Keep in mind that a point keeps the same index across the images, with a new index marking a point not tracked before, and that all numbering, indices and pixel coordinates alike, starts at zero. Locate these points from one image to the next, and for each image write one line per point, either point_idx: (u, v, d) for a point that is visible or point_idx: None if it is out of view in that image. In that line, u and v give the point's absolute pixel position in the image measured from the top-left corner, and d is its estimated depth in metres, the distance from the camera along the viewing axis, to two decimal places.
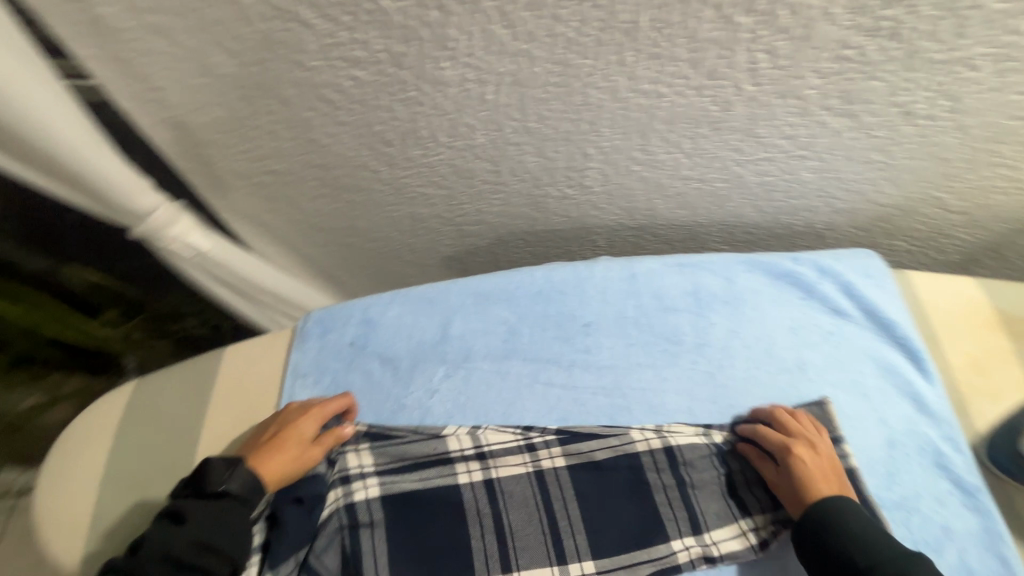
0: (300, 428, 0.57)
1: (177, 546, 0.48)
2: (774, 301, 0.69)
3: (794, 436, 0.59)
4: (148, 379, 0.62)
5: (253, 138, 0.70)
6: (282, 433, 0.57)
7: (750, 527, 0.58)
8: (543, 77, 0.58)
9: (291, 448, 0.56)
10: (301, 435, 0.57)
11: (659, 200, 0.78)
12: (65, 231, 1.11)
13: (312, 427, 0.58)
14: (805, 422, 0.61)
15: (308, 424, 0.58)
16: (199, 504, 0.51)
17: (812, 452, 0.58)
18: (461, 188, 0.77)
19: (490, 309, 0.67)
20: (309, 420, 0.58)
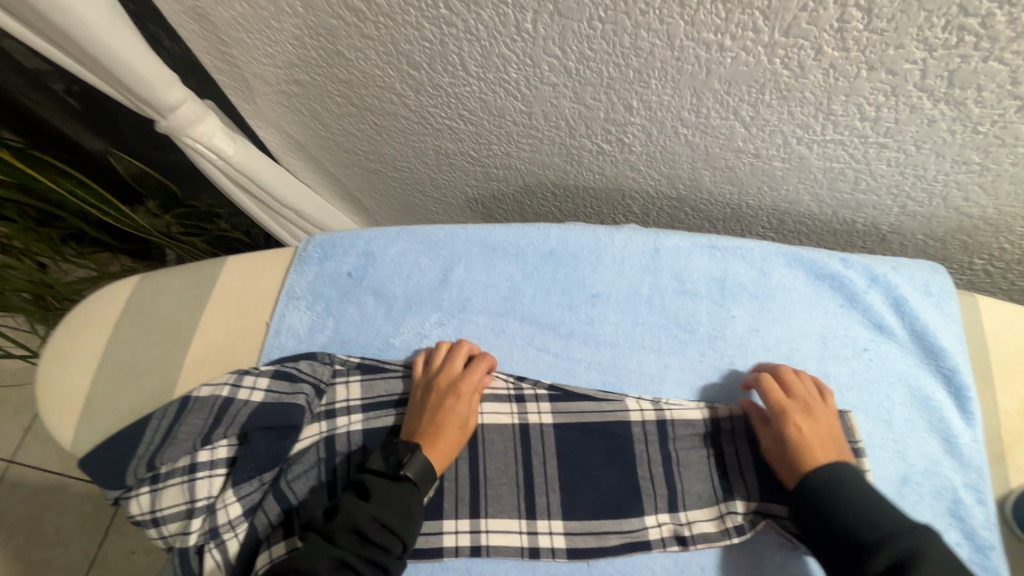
0: (460, 408, 0.55)
1: (362, 519, 0.48)
2: (808, 303, 0.62)
3: (792, 396, 0.55)
4: (151, 276, 0.63)
5: (278, 42, 0.66)
6: (434, 417, 0.54)
7: (728, 511, 0.55)
8: (588, 10, 0.50)
9: (453, 435, 0.54)
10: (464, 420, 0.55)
11: (705, 171, 0.70)
12: (112, 117, 1.13)
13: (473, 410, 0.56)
14: (808, 385, 0.56)
15: (465, 408, 0.55)
16: (381, 481, 0.50)
17: (810, 421, 0.53)
18: (490, 126, 0.71)
19: (496, 262, 0.64)
20: (466, 398, 0.55)
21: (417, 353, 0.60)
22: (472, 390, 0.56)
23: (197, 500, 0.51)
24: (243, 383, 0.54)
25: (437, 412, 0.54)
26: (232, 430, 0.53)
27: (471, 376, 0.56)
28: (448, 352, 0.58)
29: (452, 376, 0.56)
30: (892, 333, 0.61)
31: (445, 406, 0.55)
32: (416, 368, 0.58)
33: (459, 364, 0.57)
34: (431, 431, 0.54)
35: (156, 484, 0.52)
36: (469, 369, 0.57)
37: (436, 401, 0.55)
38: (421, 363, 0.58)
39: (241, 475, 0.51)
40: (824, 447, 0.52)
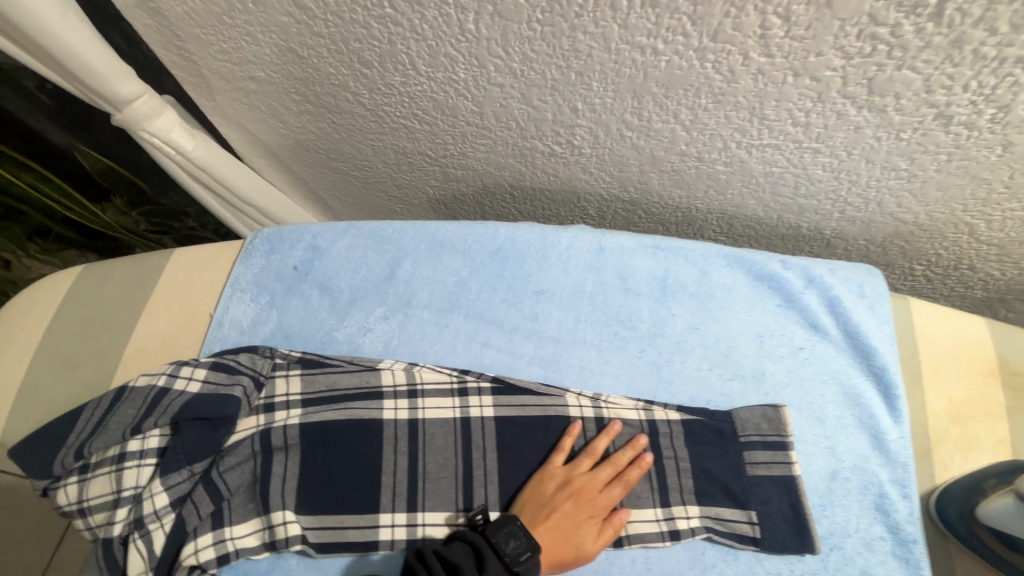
0: (586, 522, 0.53)
1: None
2: (746, 303, 0.64)
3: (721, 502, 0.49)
4: (96, 266, 0.63)
5: (232, 38, 0.66)
6: (557, 523, 0.53)
7: (665, 516, 0.56)
8: (526, 12, 0.52)
9: (568, 549, 0.52)
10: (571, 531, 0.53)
11: (653, 174, 0.71)
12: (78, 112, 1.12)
13: (604, 533, 0.53)
14: None
15: (590, 526, 0.53)
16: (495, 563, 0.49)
17: None
18: (444, 126, 0.72)
19: (443, 258, 0.64)
20: (597, 515, 0.54)
21: (565, 435, 0.57)
22: (607, 508, 0.54)
23: (123, 490, 0.50)
24: (179, 374, 0.54)
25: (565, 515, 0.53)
26: (162, 420, 0.52)
27: (610, 493, 0.54)
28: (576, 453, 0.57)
29: (586, 480, 0.55)
30: (827, 333, 0.63)
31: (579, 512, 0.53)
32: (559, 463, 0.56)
33: (603, 473, 0.55)
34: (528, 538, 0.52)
35: (85, 474, 0.52)
36: (596, 471, 0.55)
37: (568, 509, 0.53)
38: (561, 458, 0.56)
39: (169, 466, 0.51)
40: None
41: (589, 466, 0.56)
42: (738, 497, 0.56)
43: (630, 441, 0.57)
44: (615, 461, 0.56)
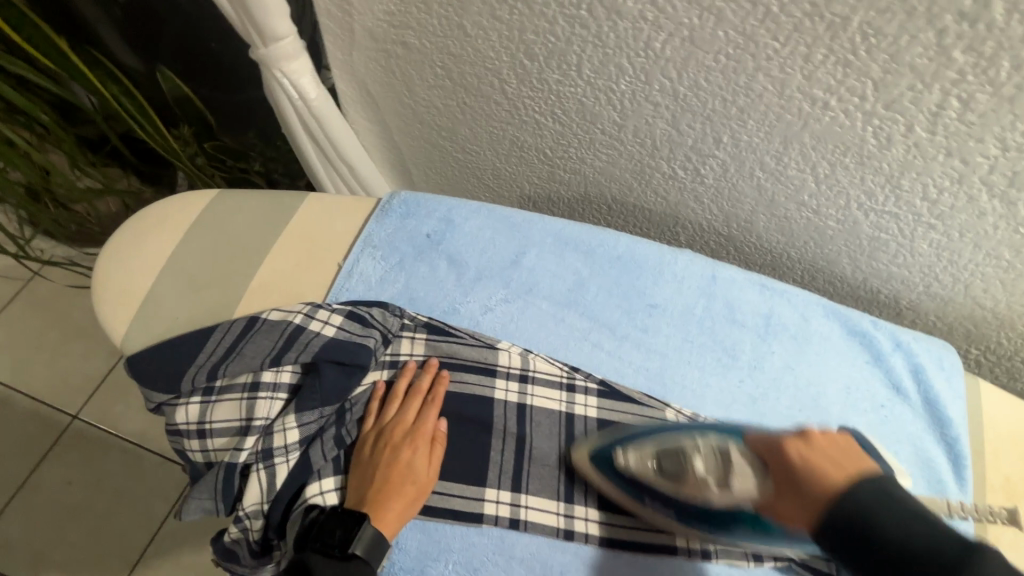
0: (426, 460, 0.53)
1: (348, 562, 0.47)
2: (839, 355, 0.67)
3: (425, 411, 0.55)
4: (232, 193, 0.63)
5: (405, 2, 0.68)
6: (384, 469, 0.52)
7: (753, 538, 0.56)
8: (719, 44, 0.55)
9: (411, 489, 0.51)
10: (421, 472, 0.52)
11: (763, 216, 0.75)
12: None
13: (438, 461, 0.54)
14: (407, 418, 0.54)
15: (423, 457, 0.53)
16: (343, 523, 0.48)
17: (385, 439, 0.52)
18: (576, 129, 0.75)
19: (566, 255, 0.67)
20: (424, 447, 0.53)
21: (420, 377, 0.57)
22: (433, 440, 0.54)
23: (254, 418, 0.51)
24: (316, 316, 0.55)
25: (380, 459, 0.52)
26: (302, 357, 0.53)
27: (397, 428, 0.53)
28: (405, 399, 0.56)
29: (404, 422, 0.54)
30: (907, 396, 0.67)
31: (392, 456, 0.52)
32: (393, 405, 0.55)
33: (413, 409, 0.55)
34: (390, 485, 0.51)
35: (210, 396, 0.52)
36: (413, 411, 0.55)
37: (383, 455, 0.52)
38: (413, 402, 0.55)
39: (305, 404, 0.51)
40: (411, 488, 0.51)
41: (399, 404, 0.55)
42: None
43: (422, 372, 0.58)
44: (414, 391, 0.56)
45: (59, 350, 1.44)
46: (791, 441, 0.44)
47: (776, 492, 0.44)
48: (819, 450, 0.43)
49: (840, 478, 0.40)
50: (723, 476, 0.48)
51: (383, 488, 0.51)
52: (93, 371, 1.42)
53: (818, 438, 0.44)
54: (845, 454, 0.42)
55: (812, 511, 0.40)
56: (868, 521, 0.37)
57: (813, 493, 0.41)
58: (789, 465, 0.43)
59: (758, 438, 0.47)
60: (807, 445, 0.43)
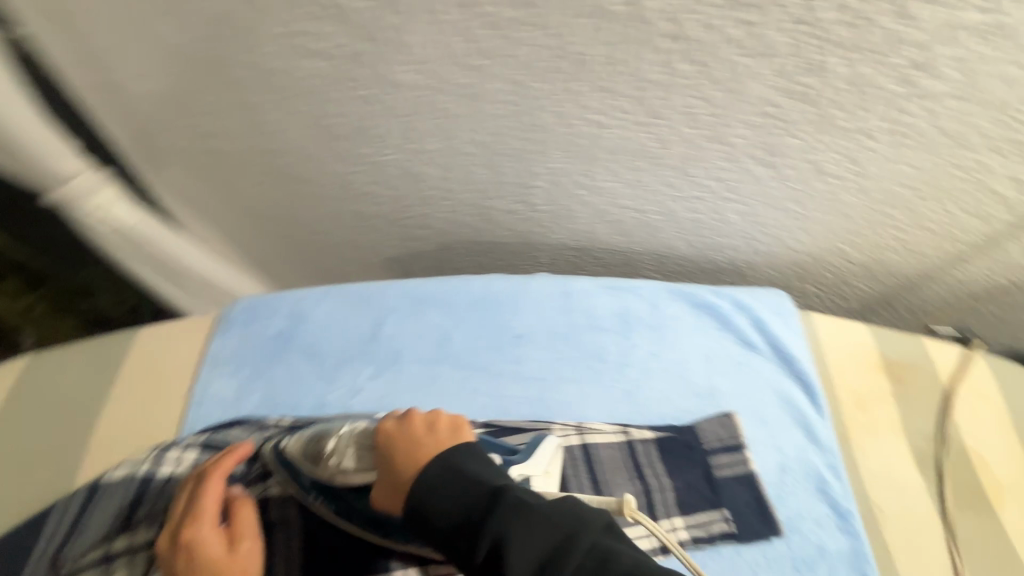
0: (215, 544, 0.46)
1: None
2: (694, 329, 0.74)
3: (196, 481, 0.49)
4: (50, 353, 0.60)
5: (194, 115, 0.68)
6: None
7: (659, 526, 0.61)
8: (497, 95, 0.60)
9: None
10: (216, 558, 0.45)
11: (600, 225, 0.81)
12: None
13: (242, 535, 0.47)
14: (185, 503, 0.49)
15: (218, 541, 0.46)
16: None
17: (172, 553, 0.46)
18: (409, 190, 0.78)
19: (425, 313, 0.68)
20: (214, 528, 0.47)
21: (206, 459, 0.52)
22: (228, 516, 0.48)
23: None
24: (162, 461, 0.53)
25: (175, 573, 0.45)
26: (155, 508, 0.51)
27: (180, 525, 0.47)
28: (185, 491, 0.50)
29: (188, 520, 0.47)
30: (759, 349, 0.74)
31: (186, 558, 0.45)
32: (175, 505, 0.49)
33: (191, 497, 0.49)
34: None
35: None
36: (195, 499, 0.48)
37: (176, 564, 0.45)
38: (192, 487, 0.49)
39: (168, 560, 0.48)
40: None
41: (179, 501, 0.49)
42: (711, 498, 0.64)
43: (218, 451, 0.53)
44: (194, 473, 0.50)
45: None
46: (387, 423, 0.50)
47: (370, 470, 0.49)
48: (398, 431, 0.48)
49: (410, 466, 0.45)
50: (343, 455, 0.51)
51: None
52: None
53: (412, 419, 0.49)
54: (422, 435, 0.48)
55: (397, 497, 0.46)
56: (422, 500, 0.43)
57: (393, 478, 0.46)
58: (376, 448, 0.48)
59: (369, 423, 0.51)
60: (396, 430, 0.48)
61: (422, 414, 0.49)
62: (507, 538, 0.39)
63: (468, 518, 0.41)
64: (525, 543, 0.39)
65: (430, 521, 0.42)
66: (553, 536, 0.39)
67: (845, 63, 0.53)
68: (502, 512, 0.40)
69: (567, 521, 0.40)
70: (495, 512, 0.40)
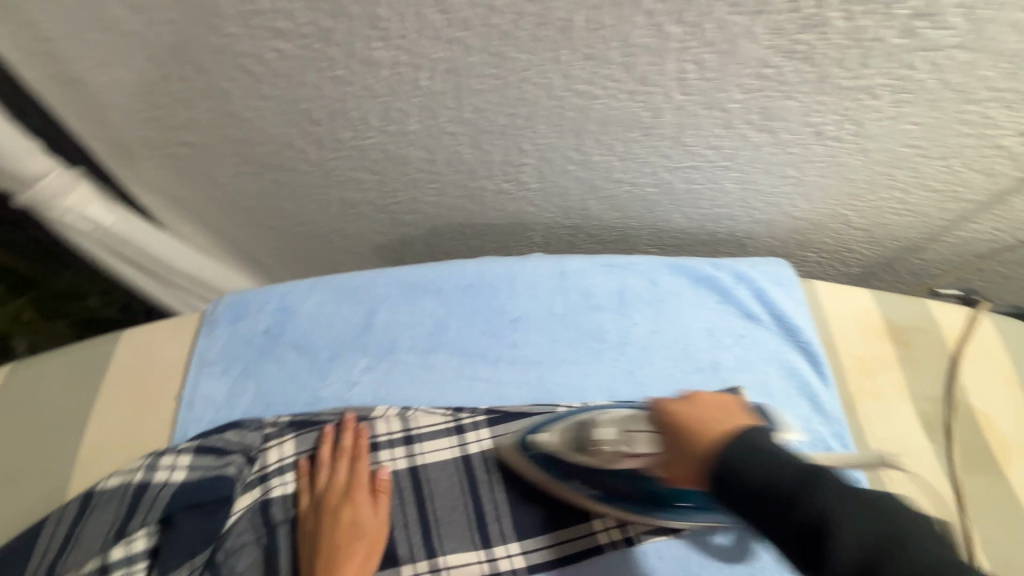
0: (370, 514, 0.54)
1: None
2: (694, 304, 0.72)
3: (348, 455, 0.56)
4: (27, 362, 0.57)
5: (164, 106, 0.65)
6: (331, 534, 0.52)
7: None
8: (478, 68, 0.57)
9: (365, 545, 0.53)
10: (371, 525, 0.54)
11: (593, 201, 0.79)
12: None
13: (384, 509, 0.55)
14: (337, 471, 0.55)
15: (368, 510, 0.54)
16: None
17: (330, 514, 0.53)
18: (394, 175, 0.75)
19: (418, 301, 0.66)
20: (366, 499, 0.55)
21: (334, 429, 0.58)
22: (374, 489, 0.56)
23: None
24: (159, 465, 0.51)
25: (328, 530, 0.52)
26: (152, 517, 0.50)
27: (335, 490, 0.54)
28: (331, 462, 0.56)
29: (341, 488, 0.54)
30: (760, 320, 0.73)
31: (342, 518, 0.53)
32: (320, 472, 0.55)
33: (342, 467, 0.55)
34: (329, 544, 0.52)
35: None
36: (349, 471, 0.55)
37: (328, 524, 0.52)
38: (340, 458, 0.56)
39: (170, 564, 0.49)
40: (364, 545, 0.53)
41: (326, 471, 0.55)
42: None
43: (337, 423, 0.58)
44: (339, 446, 0.57)
45: None
46: (677, 404, 0.49)
47: (669, 451, 0.48)
48: (695, 410, 0.47)
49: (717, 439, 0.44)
50: (631, 442, 0.50)
51: (333, 553, 0.51)
52: None
53: (701, 401, 0.48)
54: (725, 413, 0.47)
55: (695, 472, 0.45)
56: (739, 469, 0.41)
57: (693, 452, 0.45)
58: (674, 425, 0.47)
59: (660, 405, 0.50)
60: (693, 406, 0.48)
61: (709, 396, 0.49)
62: (834, 511, 0.37)
63: (788, 490, 0.39)
64: (849, 521, 0.37)
65: (747, 492, 0.40)
66: (873, 537, 0.36)
67: (845, 18, 0.50)
68: (833, 488, 0.38)
69: (845, 505, 0.37)
70: (820, 487, 0.38)
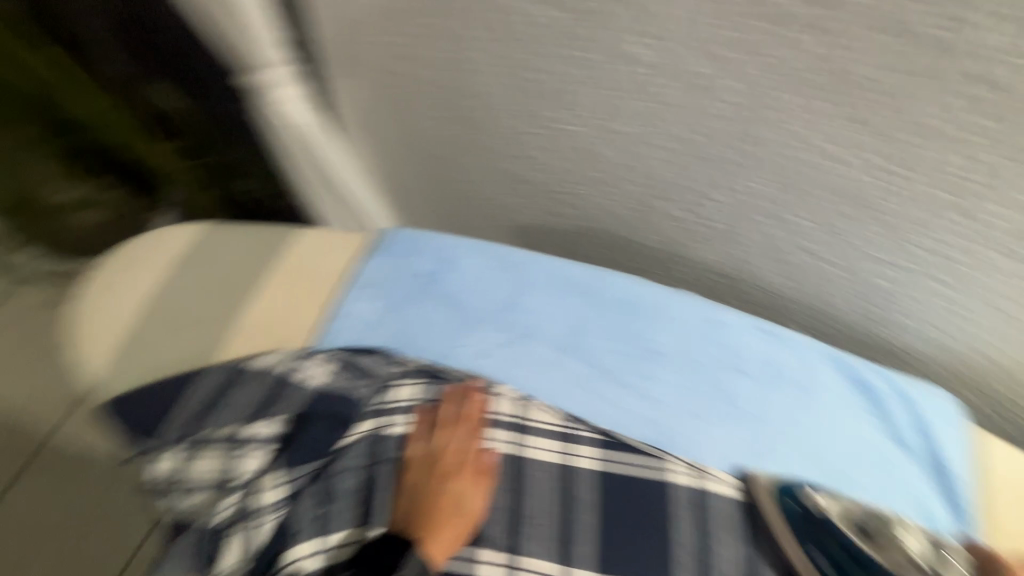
0: (473, 492, 0.55)
1: None
2: (845, 406, 0.65)
3: (467, 427, 0.57)
4: (220, 230, 0.65)
5: (404, 36, 0.68)
6: (436, 498, 0.53)
7: None
8: (724, 92, 0.55)
9: (461, 520, 0.53)
10: (470, 503, 0.54)
11: (765, 261, 0.74)
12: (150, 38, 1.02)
13: (486, 492, 0.55)
14: (456, 440, 0.56)
15: (473, 488, 0.55)
16: None
17: (439, 479, 0.54)
18: (577, 168, 0.74)
19: (568, 297, 0.65)
20: (473, 477, 0.55)
21: (462, 399, 0.57)
22: (482, 470, 0.56)
23: (235, 473, 0.53)
24: (303, 363, 0.57)
25: (434, 493, 0.53)
26: (287, 408, 0.55)
27: (450, 457, 0.55)
28: (451, 428, 0.57)
29: (456, 457, 0.55)
30: (914, 452, 0.64)
31: (450, 487, 0.54)
32: (439, 435, 0.56)
33: (460, 438, 0.56)
34: (431, 511, 0.53)
35: (190, 444, 0.54)
36: (467, 444, 0.56)
37: (435, 487, 0.53)
38: (460, 427, 0.56)
39: (297, 458, 0.54)
40: (460, 518, 0.53)
41: (445, 436, 0.56)
42: None
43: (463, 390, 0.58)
44: (464, 415, 0.57)
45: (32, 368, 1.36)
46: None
47: None
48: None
49: None
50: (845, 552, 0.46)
51: (433, 516, 0.52)
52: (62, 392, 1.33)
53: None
54: None
55: None
56: None
57: None
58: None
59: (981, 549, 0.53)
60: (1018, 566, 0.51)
61: None
62: None
63: None
64: None
65: None
66: None
67: None
68: None
69: None
70: None
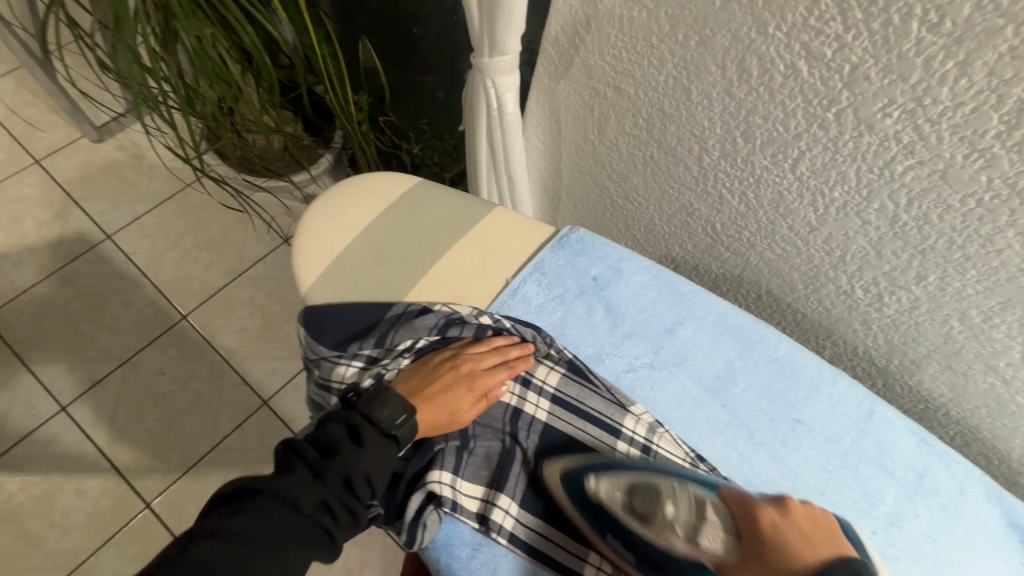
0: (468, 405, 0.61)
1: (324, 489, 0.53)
2: (994, 547, 0.60)
3: (501, 359, 0.63)
4: (431, 186, 0.71)
5: (638, 54, 0.71)
6: (442, 390, 0.61)
7: None
8: (975, 189, 0.51)
9: (446, 415, 0.61)
10: (461, 410, 0.61)
11: (936, 365, 0.69)
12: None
13: (477, 410, 0.62)
14: (484, 359, 0.63)
15: (470, 403, 0.61)
16: (353, 444, 0.55)
17: (455, 373, 0.62)
18: (759, 218, 0.73)
19: (723, 339, 0.66)
20: (477, 394, 0.61)
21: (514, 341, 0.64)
22: (485, 394, 0.62)
23: None
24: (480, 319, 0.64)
25: (445, 382, 0.61)
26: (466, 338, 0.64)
27: (474, 369, 0.62)
28: (491, 350, 0.64)
29: (476, 370, 0.62)
30: None
31: (458, 387, 0.61)
32: (478, 348, 0.64)
33: (490, 363, 0.63)
34: (443, 386, 0.61)
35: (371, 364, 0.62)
36: (492, 371, 0.62)
37: (449, 380, 0.61)
38: (496, 355, 0.63)
39: None
40: (447, 413, 0.61)
41: (481, 350, 0.63)
42: None
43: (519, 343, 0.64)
44: (506, 350, 0.63)
45: (190, 254, 1.56)
46: None
47: None
48: None
49: None
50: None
51: (433, 394, 0.61)
52: (211, 282, 1.54)
53: None
54: None
55: None
56: None
57: None
58: None
59: None
60: None
61: None
62: None
63: None
64: None
65: None
66: None
67: None
68: None
69: None
70: None
